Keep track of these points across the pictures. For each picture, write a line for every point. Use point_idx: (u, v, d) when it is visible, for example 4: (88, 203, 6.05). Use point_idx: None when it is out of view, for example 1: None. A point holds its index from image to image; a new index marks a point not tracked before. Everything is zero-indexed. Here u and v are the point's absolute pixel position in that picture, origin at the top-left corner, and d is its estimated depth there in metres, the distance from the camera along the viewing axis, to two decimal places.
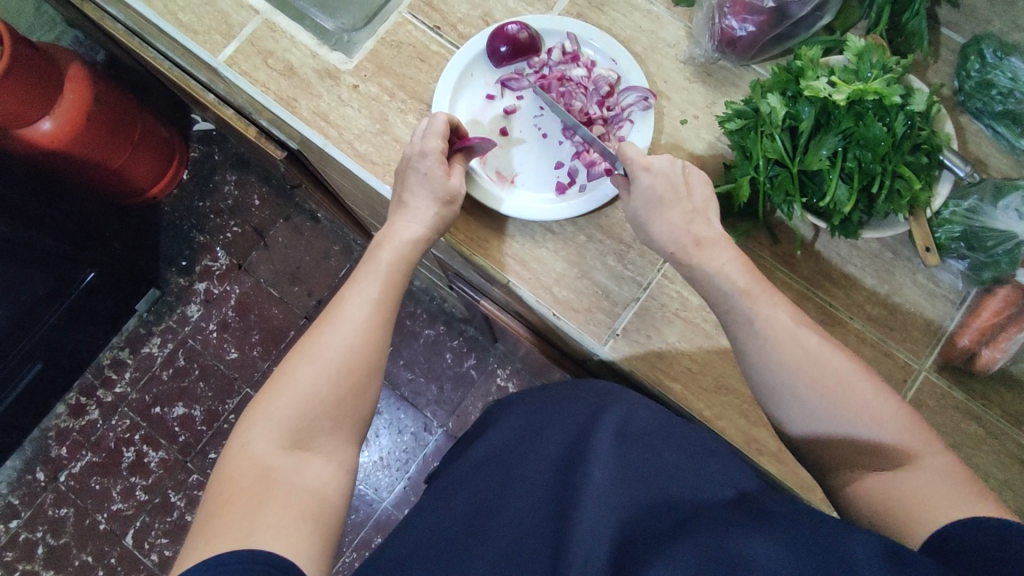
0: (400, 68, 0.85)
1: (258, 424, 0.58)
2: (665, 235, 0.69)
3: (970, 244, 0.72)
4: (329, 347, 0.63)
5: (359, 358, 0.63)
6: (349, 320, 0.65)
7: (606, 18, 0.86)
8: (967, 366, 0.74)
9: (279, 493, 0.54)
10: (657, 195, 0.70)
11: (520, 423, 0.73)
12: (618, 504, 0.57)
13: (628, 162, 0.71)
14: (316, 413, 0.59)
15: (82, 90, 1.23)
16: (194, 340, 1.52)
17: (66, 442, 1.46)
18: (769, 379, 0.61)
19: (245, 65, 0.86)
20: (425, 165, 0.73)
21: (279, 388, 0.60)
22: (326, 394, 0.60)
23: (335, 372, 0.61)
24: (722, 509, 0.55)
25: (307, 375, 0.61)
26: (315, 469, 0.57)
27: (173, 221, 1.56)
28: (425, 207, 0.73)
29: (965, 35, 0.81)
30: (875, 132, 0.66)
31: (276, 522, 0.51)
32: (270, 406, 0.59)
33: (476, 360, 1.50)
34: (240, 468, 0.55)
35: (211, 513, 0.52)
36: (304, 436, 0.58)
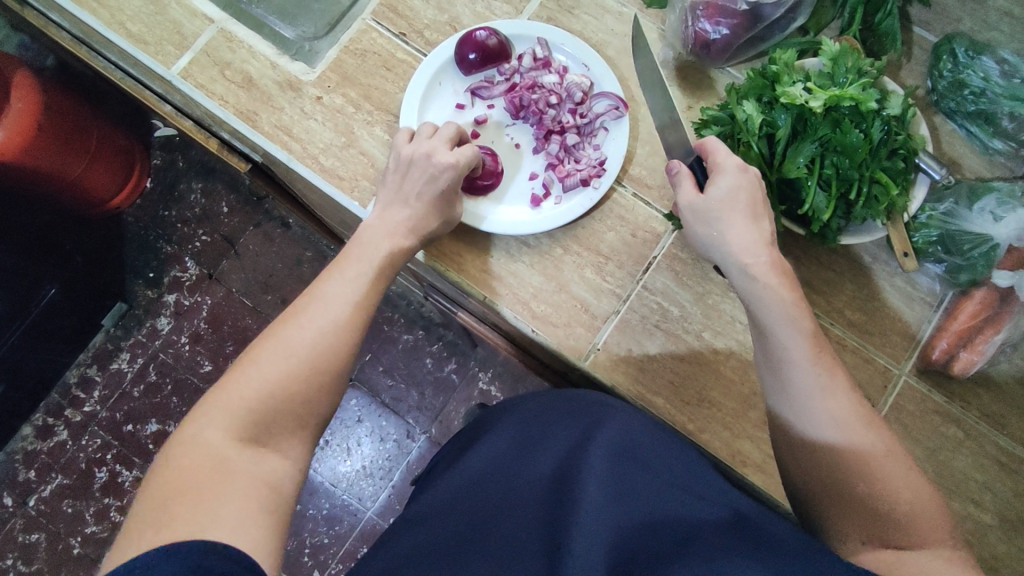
0: (365, 78, 0.81)
1: (216, 409, 0.54)
2: (738, 244, 0.62)
3: (947, 247, 0.72)
4: (300, 340, 0.59)
5: (327, 355, 0.59)
6: (328, 315, 0.61)
7: (577, 21, 0.84)
8: (945, 370, 0.73)
9: (234, 486, 0.50)
10: (746, 202, 0.63)
11: (512, 433, 0.71)
12: (613, 523, 0.55)
13: (726, 158, 0.64)
14: (281, 408, 0.56)
15: (31, 97, 1.18)
16: (166, 354, 1.46)
17: (33, 465, 1.40)
18: (777, 386, 0.60)
19: (201, 76, 0.81)
20: (431, 172, 0.71)
21: (241, 379, 0.56)
22: (293, 390, 0.57)
23: (305, 370, 0.58)
24: (716, 530, 0.53)
25: (276, 367, 0.57)
26: (270, 465, 0.54)
27: (138, 232, 1.50)
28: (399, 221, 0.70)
29: (937, 34, 0.80)
30: (852, 139, 0.65)
31: (235, 513, 0.48)
32: (234, 391, 0.55)
33: (457, 364, 1.46)
34: (194, 455, 0.50)
35: (158, 499, 0.47)
36: (263, 430, 0.54)
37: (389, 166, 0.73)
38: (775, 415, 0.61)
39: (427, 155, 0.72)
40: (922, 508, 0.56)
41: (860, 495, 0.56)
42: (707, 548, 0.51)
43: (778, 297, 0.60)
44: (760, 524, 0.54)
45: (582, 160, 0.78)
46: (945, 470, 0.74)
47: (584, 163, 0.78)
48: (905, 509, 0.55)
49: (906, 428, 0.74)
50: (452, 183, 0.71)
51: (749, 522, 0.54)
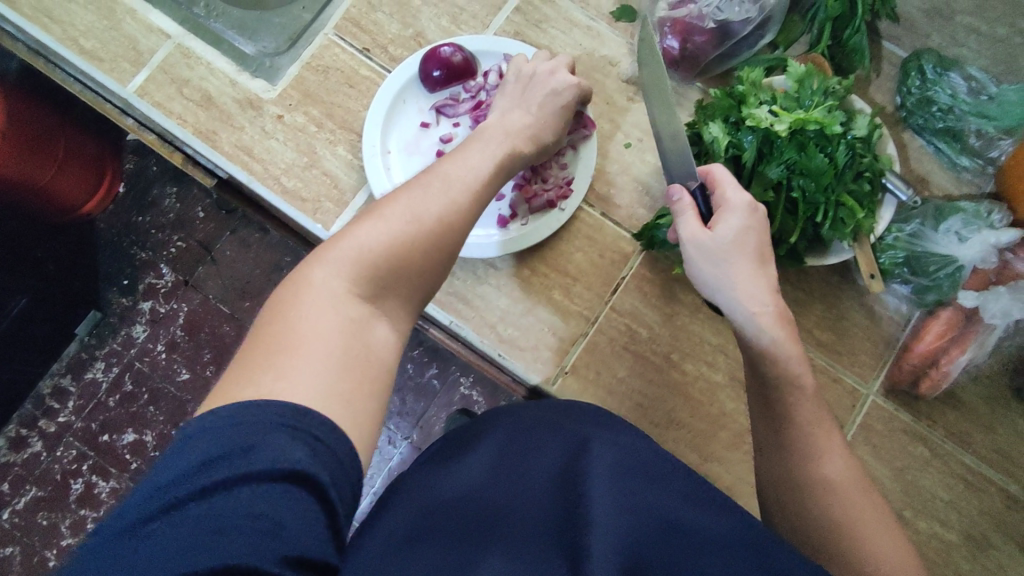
0: (327, 95, 0.79)
1: (334, 261, 0.48)
2: (742, 285, 0.58)
3: (912, 268, 0.72)
4: (420, 206, 0.53)
5: (448, 231, 0.53)
6: (448, 190, 0.55)
7: (544, 36, 0.82)
8: (912, 389, 0.74)
9: (343, 346, 0.45)
10: (754, 241, 0.59)
11: (500, 453, 0.61)
12: (629, 524, 0.48)
13: (736, 194, 0.59)
14: (403, 274, 0.50)
15: None
16: (142, 363, 1.37)
17: (5, 477, 1.32)
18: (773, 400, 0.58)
19: (158, 94, 0.79)
20: (551, 99, 0.70)
21: (355, 237, 0.49)
22: (413, 256, 0.51)
23: (425, 239, 0.52)
24: (726, 544, 0.49)
25: (397, 227, 0.51)
26: (383, 332, 0.48)
27: (112, 239, 1.40)
28: (533, 137, 0.68)
29: (906, 49, 0.80)
30: (817, 162, 0.64)
31: (340, 381, 0.43)
32: (351, 244, 0.49)
33: (438, 369, 1.40)
34: (311, 308, 0.45)
35: (268, 349, 0.43)
36: (378, 292, 0.49)
37: (510, 78, 0.73)
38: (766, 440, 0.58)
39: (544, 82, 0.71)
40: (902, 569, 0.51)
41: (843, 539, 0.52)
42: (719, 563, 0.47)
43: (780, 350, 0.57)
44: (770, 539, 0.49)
45: (550, 180, 0.76)
46: (912, 489, 0.74)
47: (552, 183, 0.76)
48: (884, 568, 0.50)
49: (874, 447, 0.75)
50: (572, 103, 0.71)
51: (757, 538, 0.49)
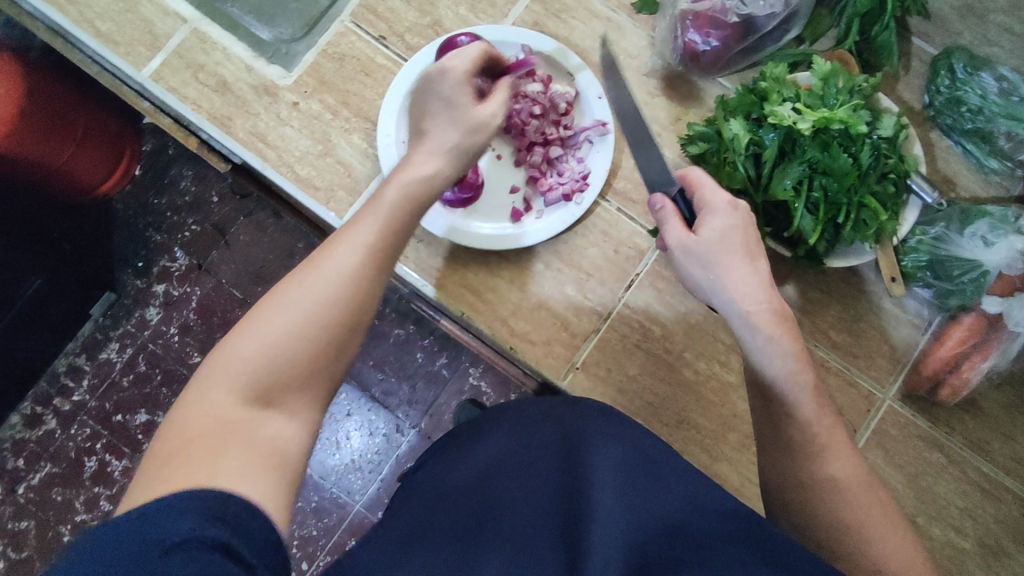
0: (343, 83, 0.79)
1: (219, 367, 0.45)
2: (735, 287, 0.56)
3: (936, 273, 0.70)
4: (305, 288, 0.48)
5: (344, 310, 0.49)
6: (348, 250, 0.50)
7: (564, 27, 0.81)
8: (930, 395, 0.73)
9: (235, 450, 0.42)
10: (741, 239, 0.57)
11: (502, 448, 0.59)
12: (630, 525, 0.51)
13: (709, 194, 0.58)
14: (290, 367, 0.47)
15: (12, 82, 1.11)
16: (155, 345, 1.38)
17: (22, 453, 1.35)
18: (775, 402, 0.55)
19: (173, 80, 0.79)
20: (447, 90, 0.61)
21: (244, 334, 0.46)
22: (306, 347, 0.47)
23: (319, 326, 0.47)
24: (728, 541, 0.50)
25: (280, 321, 0.47)
26: (278, 428, 0.46)
27: (127, 221, 1.41)
28: (443, 143, 0.60)
29: (936, 46, 0.77)
30: (841, 163, 0.63)
31: (238, 472, 0.41)
32: (235, 349, 0.46)
33: (448, 358, 1.36)
34: (194, 418, 0.43)
35: (158, 461, 0.41)
36: (272, 389, 0.46)
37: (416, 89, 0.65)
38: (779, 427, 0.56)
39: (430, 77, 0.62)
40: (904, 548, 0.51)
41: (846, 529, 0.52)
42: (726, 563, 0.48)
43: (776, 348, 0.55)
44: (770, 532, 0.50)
45: (565, 173, 0.76)
46: (926, 495, 0.73)
47: (567, 176, 0.76)
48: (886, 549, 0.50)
49: (888, 453, 0.73)
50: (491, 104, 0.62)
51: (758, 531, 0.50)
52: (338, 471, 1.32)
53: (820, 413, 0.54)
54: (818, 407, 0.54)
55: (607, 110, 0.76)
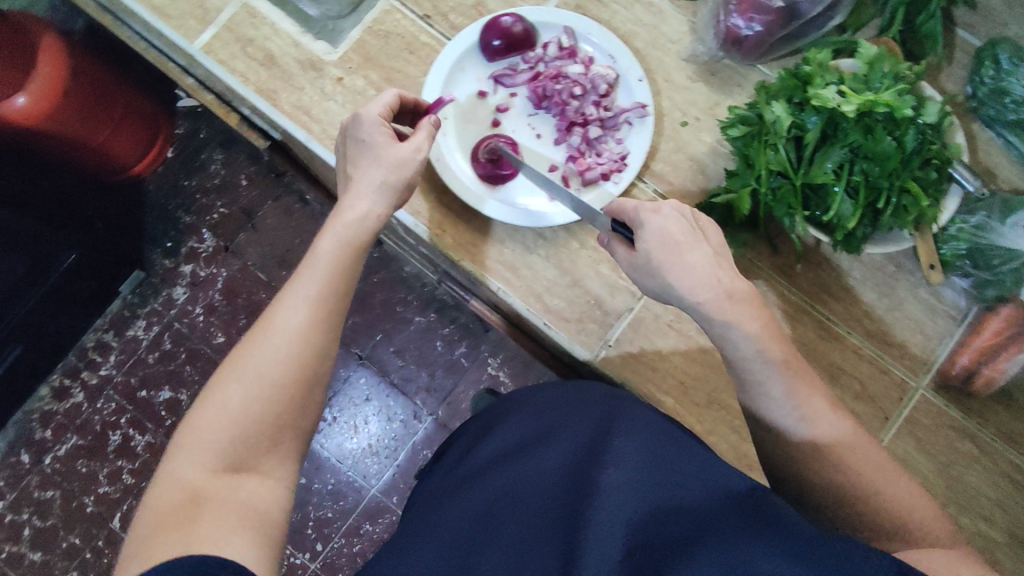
0: (387, 60, 0.80)
1: (185, 447, 0.50)
2: (693, 283, 0.59)
3: (975, 262, 0.70)
4: (253, 360, 0.53)
5: (299, 368, 0.54)
6: (291, 313, 0.55)
7: (605, 10, 0.81)
8: (965, 386, 0.73)
9: (210, 513, 0.47)
10: (674, 239, 0.59)
11: (510, 451, 0.66)
12: (635, 505, 0.54)
13: (633, 214, 0.61)
14: (253, 431, 0.52)
15: (58, 64, 1.18)
16: (181, 324, 1.46)
17: (50, 424, 1.42)
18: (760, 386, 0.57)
19: (222, 53, 0.81)
20: (365, 133, 0.63)
21: (208, 410, 0.52)
22: (261, 412, 0.52)
23: (268, 391, 0.52)
24: (733, 515, 0.53)
25: (235, 394, 0.52)
26: (252, 488, 0.51)
27: (158, 201, 1.50)
28: (372, 181, 0.62)
29: (981, 37, 0.77)
30: (885, 147, 0.63)
31: (217, 531, 0.46)
32: (196, 426, 0.51)
33: (467, 348, 1.40)
34: (168, 491, 0.48)
35: (142, 536, 0.46)
36: (242, 457, 0.51)
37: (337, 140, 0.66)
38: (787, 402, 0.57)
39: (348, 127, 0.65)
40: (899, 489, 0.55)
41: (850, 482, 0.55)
42: (726, 536, 0.51)
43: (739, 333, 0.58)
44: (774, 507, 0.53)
45: (604, 154, 0.77)
46: (957, 486, 0.73)
47: (606, 157, 0.77)
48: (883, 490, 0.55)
49: (919, 442, 0.73)
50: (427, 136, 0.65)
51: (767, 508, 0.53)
52: (356, 456, 1.34)
53: (792, 389, 0.57)
54: (789, 382, 0.57)
55: (648, 93, 0.76)
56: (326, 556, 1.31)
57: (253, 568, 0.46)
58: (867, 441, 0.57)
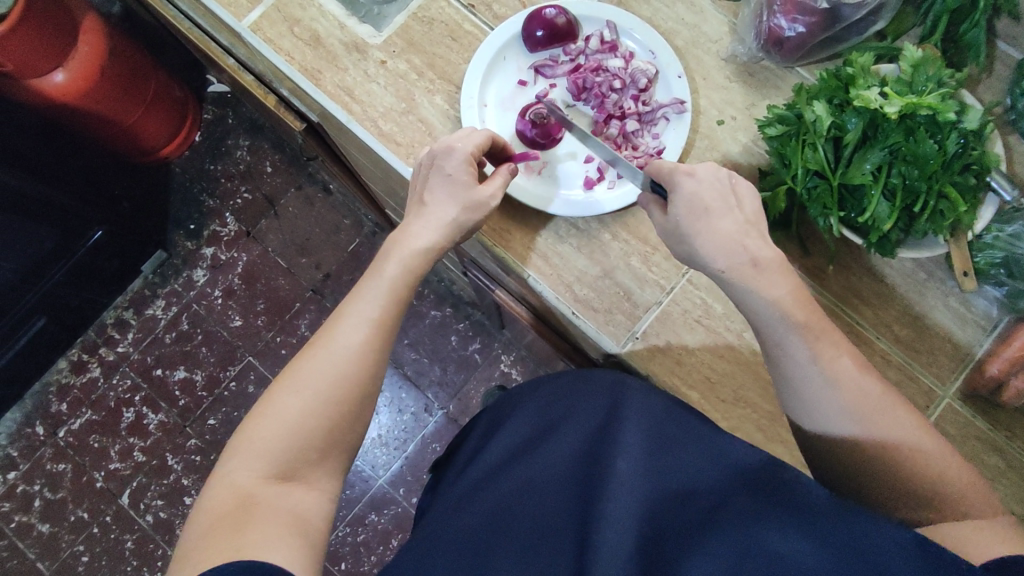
0: (430, 46, 0.82)
1: (240, 453, 0.55)
2: (717, 250, 0.63)
3: (1010, 271, 0.70)
4: (315, 376, 0.59)
5: (356, 388, 0.60)
6: (352, 334, 0.61)
7: (647, 7, 0.83)
8: (992, 397, 0.72)
9: (260, 518, 0.52)
10: (704, 205, 0.63)
11: (518, 444, 0.65)
12: (645, 493, 0.56)
13: (666, 175, 0.64)
14: (304, 442, 0.57)
15: (98, 43, 1.21)
16: (199, 306, 1.50)
17: (66, 398, 1.46)
18: (785, 365, 0.61)
19: (270, 31, 0.83)
20: (451, 166, 0.69)
21: (264, 419, 0.57)
22: (317, 425, 0.57)
23: (325, 405, 0.58)
24: (742, 494, 0.54)
25: (292, 405, 0.57)
26: (299, 496, 0.56)
27: (184, 183, 1.54)
28: (443, 217, 0.68)
29: (1022, 51, 0.77)
30: (925, 149, 0.63)
31: (264, 538, 0.51)
32: (252, 435, 0.56)
33: (481, 344, 1.43)
34: (223, 493, 0.53)
35: (198, 535, 0.51)
36: (290, 465, 0.56)
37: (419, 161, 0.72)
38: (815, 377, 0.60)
39: (433, 153, 0.70)
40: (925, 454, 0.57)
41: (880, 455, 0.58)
42: (736, 516, 0.52)
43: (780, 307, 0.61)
44: (786, 481, 0.53)
45: (640, 148, 0.78)
46: None
47: (641, 151, 0.78)
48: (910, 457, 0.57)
49: None
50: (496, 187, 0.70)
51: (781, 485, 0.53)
52: (366, 445, 1.35)
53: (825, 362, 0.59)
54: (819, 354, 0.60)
55: (686, 90, 0.77)
56: (331, 544, 1.33)
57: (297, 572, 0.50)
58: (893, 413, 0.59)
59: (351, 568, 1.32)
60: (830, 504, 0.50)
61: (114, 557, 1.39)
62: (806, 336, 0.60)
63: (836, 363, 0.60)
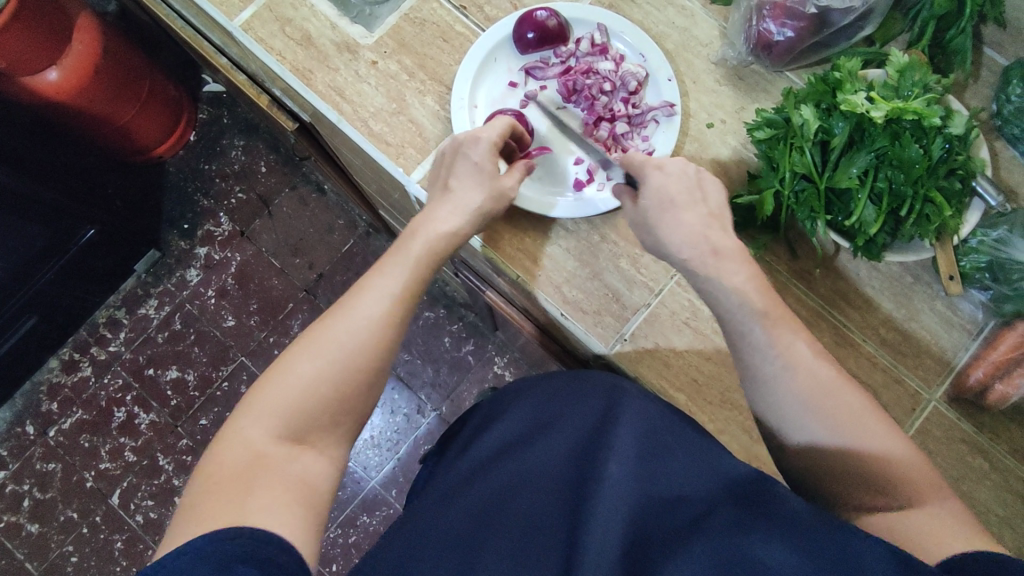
0: (421, 47, 0.82)
1: (250, 414, 0.53)
2: (682, 240, 0.65)
3: (995, 275, 0.70)
4: (334, 340, 0.57)
5: (373, 355, 0.58)
6: (370, 304, 0.60)
7: (638, 11, 0.83)
8: (978, 400, 0.72)
9: (264, 485, 0.50)
10: (671, 195, 0.67)
11: (510, 444, 0.65)
12: (634, 497, 0.56)
13: (637, 166, 0.69)
14: (318, 407, 0.55)
15: (92, 42, 1.21)
16: (192, 305, 1.50)
17: (57, 397, 1.45)
18: (746, 354, 0.62)
19: (261, 31, 0.83)
20: (477, 154, 0.70)
21: (279, 380, 0.55)
22: (332, 389, 0.56)
23: (341, 371, 0.56)
24: (730, 504, 0.54)
25: (308, 369, 0.56)
26: (308, 462, 0.54)
27: (177, 182, 1.54)
28: (468, 199, 0.69)
29: (1009, 57, 0.78)
30: (911, 153, 0.64)
31: (272, 505, 0.49)
32: (264, 395, 0.54)
33: (474, 346, 1.43)
34: (230, 454, 0.51)
35: (197, 501, 0.48)
36: (301, 430, 0.54)
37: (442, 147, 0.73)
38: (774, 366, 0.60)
39: (457, 140, 0.71)
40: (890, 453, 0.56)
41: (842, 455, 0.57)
42: (722, 525, 0.51)
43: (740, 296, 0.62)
44: (778, 490, 0.54)
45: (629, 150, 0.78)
46: (967, 501, 0.72)
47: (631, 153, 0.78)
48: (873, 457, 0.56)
49: (930, 455, 0.73)
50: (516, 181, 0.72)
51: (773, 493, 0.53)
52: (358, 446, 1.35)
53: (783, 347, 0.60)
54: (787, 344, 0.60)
55: (675, 93, 0.78)
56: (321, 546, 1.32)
57: (298, 545, 0.48)
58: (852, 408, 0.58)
59: (341, 569, 1.31)
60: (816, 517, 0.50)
61: (103, 557, 1.38)
62: (764, 323, 0.61)
63: (794, 351, 0.60)
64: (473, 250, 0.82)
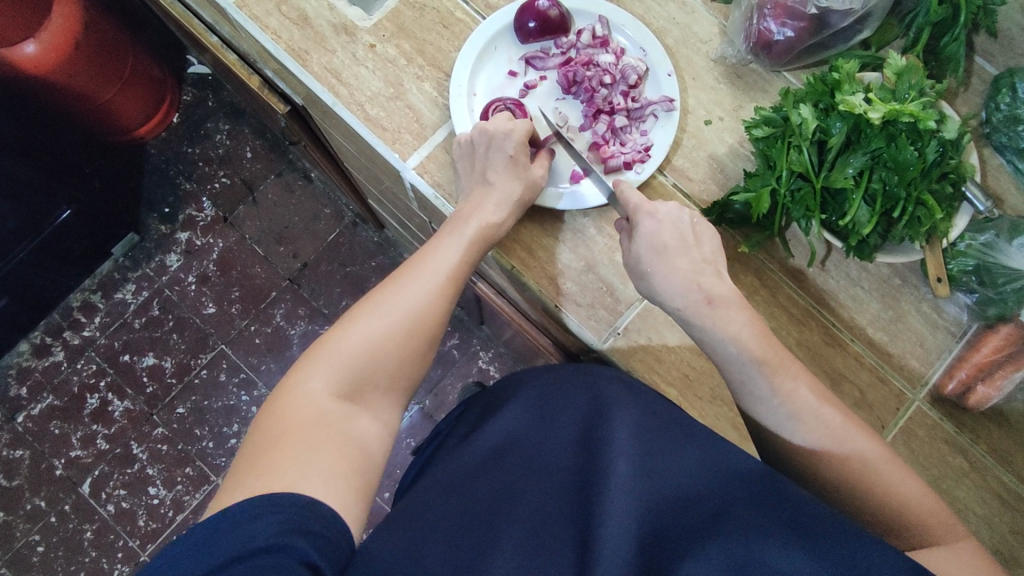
0: (420, 32, 0.81)
1: (318, 364, 0.59)
2: (676, 290, 0.68)
3: (981, 278, 0.72)
4: (400, 301, 0.64)
5: (427, 321, 0.65)
6: (427, 280, 0.67)
7: (640, 5, 0.83)
8: (960, 401, 0.74)
9: (322, 443, 0.54)
10: (661, 241, 0.69)
11: (514, 437, 0.64)
12: (642, 496, 0.55)
13: (632, 208, 0.70)
14: (379, 366, 0.61)
15: (73, 14, 1.16)
16: (171, 291, 1.46)
17: (26, 382, 1.41)
18: (750, 401, 0.65)
19: (256, 9, 0.81)
20: (510, 148, 0.73)
21: (348, 334, 0.61)
22: (393, 353, 0.62)
23: (403, 333, 0.63)
24: (742, 504, 0.53)
25: (377, 326, 0.62)
26: (366, 422, 0.59)
27: (159, 164, 1.50)
28: (510, 195, 0.72)
29: (998, 67, 0.80)
30: (906, 156, 0.64)
31: (326, 473, 0.52)
32: (335, 347, 0.60)
33: (459, 340, 1.42)
34: (301, 403, 0.56)
35: (259, 449, 0.52)
36: (360, 387, 0.60)
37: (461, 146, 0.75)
38: (757, 380, 0.64)
39: (491, 128, 0.74)
40: (885, 469, 0.61)
41: (844, 471, 0.61)
42: (735, 528, 0.51)
43: (717, 329, 0.66)
44: (788, 490, 0.54)
45: (628, 143, 0.78)
46: (947, 499, 0.74)
47: (629, 147, 0.78)
48: (872, 474, 0.60)
49: (913, 453, 0.75)
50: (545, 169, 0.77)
51: (790, 499, 0.53)
52: None
53: (767, 348, 0.65)
54: (765, 345, 0.65)
55: (675, 88, 0.78)
56: None
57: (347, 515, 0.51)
58: (846, 429, 0.62)
59: None
60: (832, 521, 0.50)
61: (71, 547, 1.34)
62: (766, 372, 0.64)
63: (795, 395, 0.64)
64: (490, 258, 0.81)
